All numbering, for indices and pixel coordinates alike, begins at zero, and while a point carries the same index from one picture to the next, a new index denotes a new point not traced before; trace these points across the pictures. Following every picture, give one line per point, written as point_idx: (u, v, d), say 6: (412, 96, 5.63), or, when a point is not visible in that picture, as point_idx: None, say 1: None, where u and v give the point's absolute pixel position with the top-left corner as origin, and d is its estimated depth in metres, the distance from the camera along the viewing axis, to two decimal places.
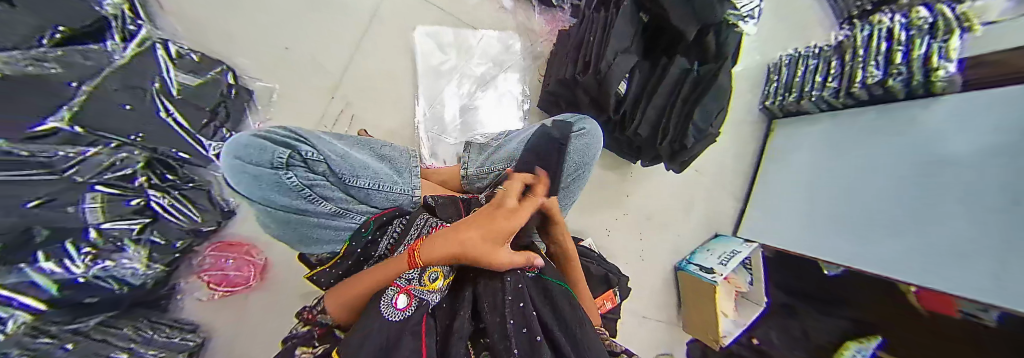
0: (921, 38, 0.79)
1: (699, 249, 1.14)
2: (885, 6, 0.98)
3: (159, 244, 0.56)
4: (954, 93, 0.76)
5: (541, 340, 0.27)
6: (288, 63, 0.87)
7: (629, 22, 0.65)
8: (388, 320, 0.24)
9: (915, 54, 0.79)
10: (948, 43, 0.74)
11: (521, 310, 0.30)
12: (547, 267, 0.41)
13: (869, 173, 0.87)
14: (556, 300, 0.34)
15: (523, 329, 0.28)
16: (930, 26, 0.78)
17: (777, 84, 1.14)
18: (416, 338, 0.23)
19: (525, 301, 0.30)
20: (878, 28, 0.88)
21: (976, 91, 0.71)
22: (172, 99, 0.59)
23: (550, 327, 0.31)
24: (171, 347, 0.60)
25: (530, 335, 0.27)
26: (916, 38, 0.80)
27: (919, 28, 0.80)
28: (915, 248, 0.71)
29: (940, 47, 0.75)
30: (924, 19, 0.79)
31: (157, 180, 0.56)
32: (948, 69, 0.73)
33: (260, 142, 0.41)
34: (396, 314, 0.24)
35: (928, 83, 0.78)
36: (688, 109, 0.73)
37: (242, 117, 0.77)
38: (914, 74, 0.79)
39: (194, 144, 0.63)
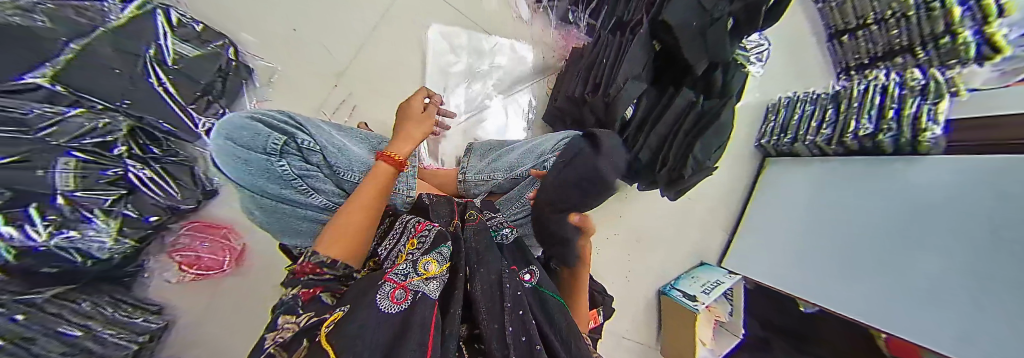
0: (913, 97, 0.86)
1: (684, 275, 1.16)
2: (881, 63, 1.03)
3: (132, 218, 0.53)
4: (937, 154, 0.80)
5: (541, 348, 0.26)
6: (294, 46, 0.85)
7: (643, 49, 0.65)
8: (384, 312, 0.21)
9: (907, 112, 0.85)
10: (936, 106, 0.82)
11: (520, 318, 0.29)
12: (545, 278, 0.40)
13: (852, 219, 0.90)
14: (550, 308, 0.34)
15: (522, 337, 0.27)
16: (922, 88, 0.87)
17: (774, 123, 1.19)
18: (425, 332, 0.20)
19: (524, 308, 0.30)
20: (875, 84, 0.97)
21: (960, 154, 0.74)
22: (167, 68, 0.55)
23: (548, 335, 0.30)
24: (132, 328, 0.56)
25: (528, 344, 0.26)
26: (909, 98, 0.87)
27: (912, 88, 0.88)
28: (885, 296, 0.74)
29: (930, 109, 0.82)
30: (917, 81, 0.88)
31: (138, 151, 0.53)
32: (935, 131, 0.79)
33: (256, 126, 0.42)
34: (390, 306, 0.22)
35: (915, 143, 0.82)
36: (688, 141, 0.73)
37: (237, 92, 0.71)
38: (903, 132, 0.84)
39: (184, 118, 0.59)
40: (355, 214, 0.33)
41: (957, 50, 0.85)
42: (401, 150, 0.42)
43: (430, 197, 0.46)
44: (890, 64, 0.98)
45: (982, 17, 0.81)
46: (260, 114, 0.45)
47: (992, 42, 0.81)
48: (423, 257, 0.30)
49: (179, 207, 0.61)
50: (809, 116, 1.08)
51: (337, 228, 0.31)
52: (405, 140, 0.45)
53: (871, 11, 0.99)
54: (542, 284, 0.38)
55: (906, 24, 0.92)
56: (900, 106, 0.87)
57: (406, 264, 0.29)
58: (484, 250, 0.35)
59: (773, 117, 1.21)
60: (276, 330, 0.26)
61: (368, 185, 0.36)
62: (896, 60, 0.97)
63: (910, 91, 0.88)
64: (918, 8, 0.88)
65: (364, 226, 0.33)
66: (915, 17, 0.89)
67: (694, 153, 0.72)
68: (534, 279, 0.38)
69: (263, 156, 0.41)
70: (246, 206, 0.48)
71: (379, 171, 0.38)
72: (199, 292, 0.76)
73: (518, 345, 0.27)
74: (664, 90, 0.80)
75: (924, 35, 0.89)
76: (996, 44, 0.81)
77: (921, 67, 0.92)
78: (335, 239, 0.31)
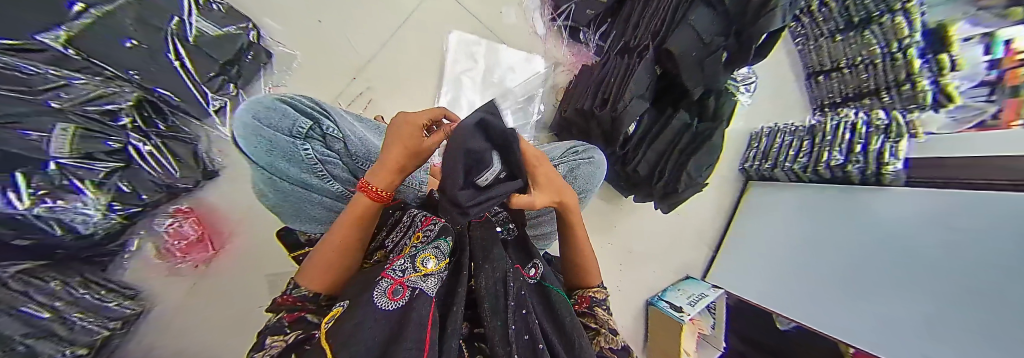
0: (878, 135, 0.97)
1: (670, 288, 1.20)
2: (851, 103, 1.17)
3: (125, 193, 0.50)
4: (899, 186, 0.89)
5: (544, 347, 0.27)
6: (317, 36, 0.86)
7: (648, 72, 0.72)
8: (382, 309, 0.23)
9: (872, 148, 0.95)
10: (898, 144, 0.91)
11: (523, 318, 0.29)
12: (548, 272, 0.41)
13: (823, 241, 0.98)
14: (556, 307, 0.34)
15: (524, 336, 0.28)
16: (885, 128, 0.97)
17: (757, 150, 1.32)
18: (422, 330, 0.21)
19: (526, 308, 0.30)
20: (844, 121, 1.06)
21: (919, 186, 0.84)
22: (187, 44, 0.54)
23: (550, 334, 0.30)
24: (103, 312, 0.52)
25: (531, 342, 0.28)
26: (874, 135, 0.97)
27: (877, 127, 0.98)
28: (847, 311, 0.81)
29: (892, 147, 0.92)
30: (882, 121, 0.98)
31: (142, 124, 0.52)
32: (896, 165, 0.88)
33: (284, 108, 0.41)
34: (389, 303, 0.23)
35: (877, 175, 0.93)
36: (683, 159, 0.83)
37: (253, 76, 0.73)
38: (869, 165, 0.94)
39: (197, 96, 0.59)
40: (330, 250, 0.33)
41: (916, 97, 0.98)
42: (385, 181, 0.31)
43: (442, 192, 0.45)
44: (860, 104, 1.13)
45: (938, 69, 0.94)
46: (287, 96, 0.44)
47: (947, 92, 0.95)
48: (422, 252, 0.30)
49: (175, 186, 0.60)
50: (788, 145, 1.20)
51: (314, 259, 0.34)
52: (387, 166, 0.30)
53: (844, 56, 1.12)
54: (546, 279, 0.39)
55: (872, 70, 1.05)
56: (866, 143, 0.97)
57: (404, 260, 0.29)
58: (492, 245, 0.34)
59: (755, 144, 1.33)
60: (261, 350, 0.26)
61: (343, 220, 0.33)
62: (865, 101, 1.11)
63: (875, 129, 0.98)
64: (883, 57, 1.00)
65: (340, 260, 0.34)
66: (881, 65, 1.02)
67: (688, 169, 0.80)
68: (539, 275, 0.39)
69: (289, 139, 0.41)
70: (258, 187, 0.47)
71: (355, 205, 0.32)
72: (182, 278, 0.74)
73: (521, 344, 0.28)
74: (662, 110, 0.86)
75: (890, 80, 1.02)
76: (950, 94, 0.94)
77: (886, 109, 1.06)
78: (314, 268, 0.34)
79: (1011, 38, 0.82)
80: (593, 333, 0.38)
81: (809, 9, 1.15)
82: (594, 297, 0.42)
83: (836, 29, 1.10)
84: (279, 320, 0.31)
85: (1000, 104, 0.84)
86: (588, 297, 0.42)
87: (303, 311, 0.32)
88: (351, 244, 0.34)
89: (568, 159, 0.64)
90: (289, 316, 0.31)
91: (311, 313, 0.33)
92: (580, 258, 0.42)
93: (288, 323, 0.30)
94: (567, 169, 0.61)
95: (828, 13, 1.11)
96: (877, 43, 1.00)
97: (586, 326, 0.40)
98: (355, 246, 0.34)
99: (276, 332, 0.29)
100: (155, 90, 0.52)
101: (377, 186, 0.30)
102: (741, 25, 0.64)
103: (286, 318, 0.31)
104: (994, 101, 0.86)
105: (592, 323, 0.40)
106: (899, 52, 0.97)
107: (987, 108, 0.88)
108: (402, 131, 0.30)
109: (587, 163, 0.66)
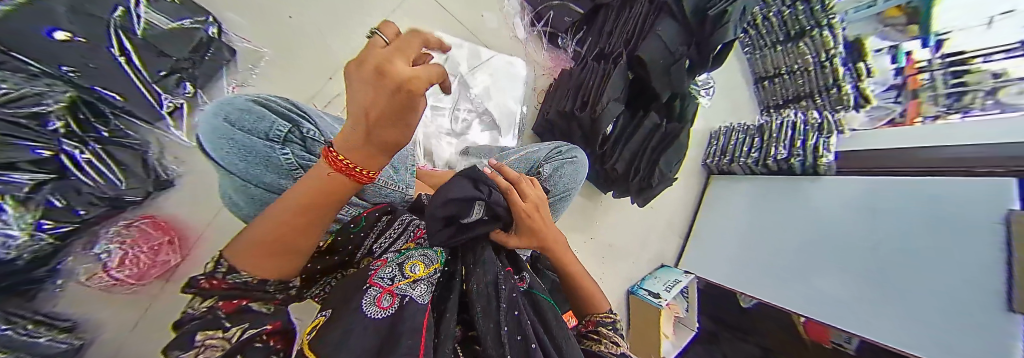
0: (814, 132, 1.11)
1: (648, 277, 1.28)
2: (791, 105, 1.34)
3: (57, 208, 0.42)
4: (831, 175, 1.05)
5: (536, 347, 0.26)
6: (288, 34, 0.81)
7: (622, 77, 0.80)
8: (371, 318, 0.21)
9: (810, 143, 1.09)
10: (830, 140, 1.07)
11: (516, 320, 0.28)
12: (535, 282, 0.40)
13: (777, 227, 1.11)
14: (543, 310, 0.34)
15: (517, 337, 0.27)
16: (819, 126, 1.12)
17: (715, 147, 1.42)
18: (416, 337, 0.20)
19: (520, 309, 0.29)
20: (786, 120, 1.21)
21: (850, 177, 0.99)
22: (134, 39, 0.48)
23: (543, 334, 0.30)
24: (32, 350, 0.43)
25: (524, 342, 0.27)
26: (811, 132, 1.12)
27: (813, 125, 1.14)
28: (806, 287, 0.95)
29: (825, 142, 1.07)
30: (816, 120, 1.14)
31: (77, 128, 0.43)
32: (828, 157, 1.04)
33: (261, 110, 0.36)
34: (378, 312, 0.22)
35: (815, 166, 1.07)
36: (655, 155, 0.91)
37: (215, 74, 0.67)
38: (808, 157, 1.08)
39: (146, 95, 0.52)
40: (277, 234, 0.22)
41: (841, 99, 1.17)
42: (372, 159, 0.20)
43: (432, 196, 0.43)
44: (799, 106, 1.30)
45: (856, 75, 1.15)
46: (261, 98, 0.39)
47: (864, 95, 1.15)
48: (408, 261, 0.31)
49: (123, 198, 0.52)
50: (742, 142, 1.32)
51: (256, 238, 0.22)
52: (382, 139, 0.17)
53: (784, 65, 1.28)
54: (534, 288, 0.38)
55: (806, 76, 1.21)
56: (805, 138, 1.11)
57: (391, 267, 0.29)
58: (483, 250, 0.34)
59: (715, 142, 1.42)
60: (195, 350, 0.21)
61: (310, 202, 0.22)
62: (803, 103, 1.28)
63: (812, 127, 1.13)
64: (815, 65, 1.17)
65: (300, 246, 0.25)
66: (813, 72, 1.19)
67: (661, 165, 0.90)
68: (527, 284, 0.38)
69: (264, 143, 0.35)
70: (228, 196, 0.41)
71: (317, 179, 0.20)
72: (136, 301, 0.66)
73: (514, 344, 0.27)
74: (634, 112, 0.94)
75: (821, 84, 1.19)
76: (866, 97, 1.15)
77: (820, 109, 1.22)
78: (253, 251, 0.23)
79: (911, 51, 1.08)
80: (594, 342, 0.39)
81: (755, 23, 1.26)
82: (601, 320, 0.42)
83: (777, 41, 1.25)
84: (213, 309, 0.23)
85: (905, 105, 1.11)
86: (594, 319, 0.42)
87: (245, 298, 0.24)
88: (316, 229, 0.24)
89: (554, 159, 0.67)
90: (229, 304, 0.23)
91: (257, 300, 0.25)
92: (573, 276, 0.45)
93: (227, 317, 0.23)
94: (553, 169, 0.64)
95: (771, 27, 1.24)
96: (809, 54, 1.17)
97: (589, 341, 0.40)
98: (317, 233, 0.25)
99: (211, 327, 0.22)
100: (97, 90, 0.46)
101: (357, 163, 0.20)
102: (700, 37, 0.76)
103: (224, 306, 0.23)
104: (900, 102, 1.12)
105: (593, 335, 0.40)
106: (826, 61, 1.14)
107: (894, 108, 1.14)
108: (384, 99, 0.12)
109: (571, 162, 0.69)
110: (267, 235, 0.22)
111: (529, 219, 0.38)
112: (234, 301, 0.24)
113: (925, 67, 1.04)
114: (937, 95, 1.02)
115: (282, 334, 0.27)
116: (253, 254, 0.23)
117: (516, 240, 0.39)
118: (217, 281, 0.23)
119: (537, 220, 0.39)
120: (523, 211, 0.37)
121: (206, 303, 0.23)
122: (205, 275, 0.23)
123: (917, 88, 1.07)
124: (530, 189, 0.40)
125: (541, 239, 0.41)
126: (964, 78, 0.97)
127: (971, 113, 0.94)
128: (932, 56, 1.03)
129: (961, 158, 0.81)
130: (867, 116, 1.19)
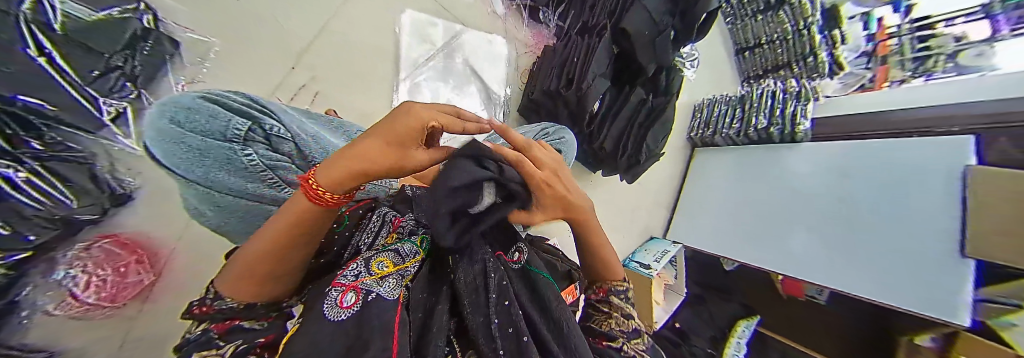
0: (792, 100, 1.14)
1: (638, 250, 1.33)
2: (769, 75, 1.35)
3: (2, 236, 0.37)
4: (806, 141, 1.10)
5: (529, 340, 0.27)
6: (241, 22, 0.73)
7: (606, 54, 0.79)
8: (329, 320, 0.20)
9: (787, 110, 1.12)
10: (806, 106, 1.09)
11: (506, 310, 0.29)
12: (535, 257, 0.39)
13: (756, 194, 1.16)
14: (544, 293, 0.33)
15: (509, 329, 0.28)
16: (797, 93, 1.15)
17: (699, 120, 1.43)
18: (388, 338, 0.20)
19: (509, 299, 0.29)
20: (765, 89, 1.23)
21: (824, 142, 1.05)
22: (53, 35, 0.38)
23: (538, 325, 0.30)
24: None
25: (516, 334, 0.27)
26: (789, 100, 1.15)
27: (791, 93, 1.16)
28: (781, 243, 1.03)
29: (802, 109, 1.10)
30: (794, 87, 1.16)
31: (9, 144, 0.36)
32: (804, 125, 1.08)
33: (212, 107, 0.31)
34: (339, 312, 0.21)
35: (793, 133, 1.11)
36: (642, 132, 0.92)
37: (158, 71, 0.58)
38: (786, 126, 1.11)
39: (86, 104, 0.45)
40: (257, 265, 0.23)
41: (818, 66, 1.18)
42: (352, 186, 0.21)
43: (415, 189, 0.44)
44: (777, 76, 1.32)
45: (831, 42, 1.17)
46: (210, 92, 0.35)
47: (837, 62, 1.17)
48: (375, 258, 0.29)
49: (75, 218, 0.47)
50: (723, 114, 1.33)
51: (238, 270, 0.23)
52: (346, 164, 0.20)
53: (764, 33, 1.28)
54: (530, 262, 0.38)
55: (785, 45, 1.22)
56: (783, 107, 1.14)
57: (357, 264, 0.27)
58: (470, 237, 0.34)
59: (698, 115, 1.43)
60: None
61: (296, 227, 0.22)
62: (781, 73, 1.30)
63: (790, 95, 1.16)
64: (793, 33, 1.18)
65: (285, 272, 0.25)
66: (792, 40, 1.19)
67: (648, 141, 0.91)
68: (522, 260, 0.38)
69: (222, 144, 0.31)
70: (195, 207, 0.38)
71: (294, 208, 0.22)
72: (113, 327, 0.63)
73: (505, 336, 0.27)
74: (621, 88, 0.92)
75: (798, 53, 1.20)
76: (839, 64, 1.16)
77: (796, 78, 1.24)
78: (234, 281, 0.23)
79: (882, 16, 1.13)
80: (605, 316, 0.41)
81: None
82: (615, 288, 0.44)
83: (757, 10, 1.26)
84: (205, 334, 0.22)
85: (874, 71, 1.16)
86: (606, 287, 0.45)
87: (237, 318, 0.24)
88: (301, 255, 0.25)
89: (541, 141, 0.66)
90: (220, 325, 0.23)
91: (247, 318, 0.25)
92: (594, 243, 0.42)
93: (220, 337, 0.22)
94: None
95: None
96: (788, 22, 1.17)
97: (600, 309, 0.43)
98: (300, 255, 0.25)
99: (207, 348, 0.21)
100: (19, 99, 0.35)
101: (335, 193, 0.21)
102: (686, 6, 0.75)
103: (215, 329, 0.22)
104: (870, 68, 1.17)
105: (605, 306, 0.43)
106: (804, 29, 1.15)
107: (864, 74, 1.18)
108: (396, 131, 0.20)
109: (561, 144, 0.68)
110: (251, 264, 0.22)
111: (552, 189, 0.29)
112: (225, 322, 0.23)
113: (895, 33, 1.09)
114: (903, 60, 1.07)
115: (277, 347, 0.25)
116: (234, 282, 0.23)
117: (538, 216, 0.32)
118: (205, 307, 0.22)
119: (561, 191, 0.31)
120: (540, 181, 0.28)
121: (200, 327, 0.22)
122: (197, 302, 0.23)
123: (886, 55, 1.12)
124: (544, 153, 0.30)
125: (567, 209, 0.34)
126: (928, 43, 1.02)
127: (934, 77, 1.01)
128: (901, 21, 1.08)
129: (934, 118, 0.85)
130: (840, 83, 1.24)
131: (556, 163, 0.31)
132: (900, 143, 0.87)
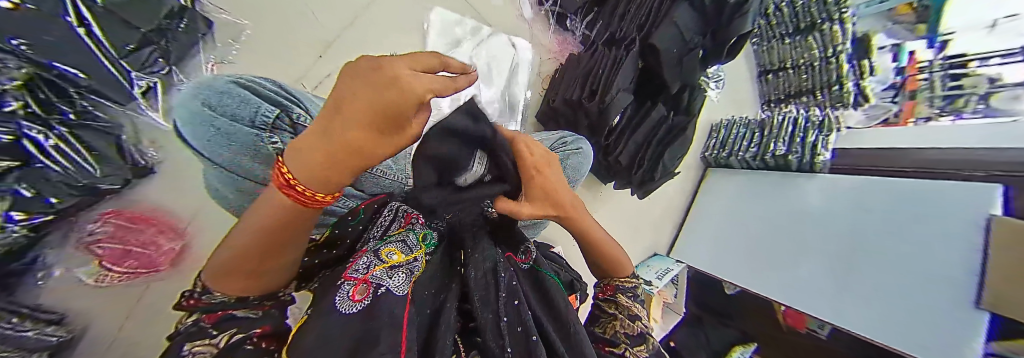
0: (813, 129, 1.12)
1: (640, 264, 1.33)
2: (793, 100, 1.33)
3: (27, 198, 0.38)
4: (824, 173, 1.08)
5: (536, 340, 0.27)
6: (270, 5, 0.73)
7: (633, 67, 0.78)
8: (340, 311, 0.20)
9: (808, 140, 1.10)
10: (828, 137, 1.07)
11: (516, 309, 0.28)
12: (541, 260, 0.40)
13: (766, 221, 1.15)
14: (551, 295, 0.34)
15: (517, 328, 0.28)
16: (819, 123, 1.12)
17: (715, 140, 1.41)
18: (396, 331, 0.20)
19: (519, 298, 0.29)
20: (788, 116, 1.21)
21: (842, 175, 1.03)
22: (94, 7, 0.37)
23: (543, 323, 0.30)
24: (22, 344, 0.42)
25: (524, 333, 0.27)
26: (811, 129, 1.13)
27: (814, 122, 1.14)
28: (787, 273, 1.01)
29: (823, 139, 1.08)
30: (818, 117, 1.14)
31: (39, 109, 0.37)
32: (824, 155, 1.06)
33: (244, 93, 0.32)
34: (350, 306, 0.21)
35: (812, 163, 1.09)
36: (659, 149, 0.91)
37: (190, 50, 0.57)
38: (805, 155, 1.10)
39: (121, 80, 0.45)
40: (235, 255, 0.22)
41: (841, 96, 1.16)
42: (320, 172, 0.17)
43: None
44: (800, 101, 1.29)
45: (859, 73, 1.14)
46: (241, 78, 0.35)
47: (864, 94, 1.15)
48: (384, 247, 0.30)
49: (98, 187, 0.48)
50: (742, 136, 1.31)
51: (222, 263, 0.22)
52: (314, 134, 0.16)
53: (789, 59, 1.26)
54: (539, 265, 0.38)
55: (811, 72, 1.20)
56: (804, 136, 1.12)
57: (368, 257, 0.28)
58: (480, 238, 0.35)
59: (715, 135, 1.42)
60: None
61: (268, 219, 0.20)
62: (804, 99, 1.27)
63: (812, 124, 1.14)
64: (821, 60, 1.15)
65: (268, 267, 0.24)
66: (819, 68, 1.17)
67: (665, 158, 0.90)
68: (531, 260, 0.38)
69: (251, 130, 0.31)
70: (217, 191, 0.38)
71: (266, 199, 0.19)
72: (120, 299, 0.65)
73: (514, 335, 0.27)
74: (641, 103, 0.91)
75: (824, 81, 1.17)
76: (865, 95, 1.15)
77: (820, 106, 1.21)
78: (216, 276, 0.23)
79: (913, 50, 1.11)
80: (610, 319, 0.41)
81: (766, 13, 1.21)
82: (620, 285, 0.45)
83: (785, 33, 1.22)
84: (196, 323, 0.22)
85: (900, 105, 1.15)
86: (613, 285, 0.46)
87: (229, 309, 0.24)
88: (281, 250, 0.23)
89: (559, 150, 0.65)
90: (210, 316, 0.23)
91: (241, 308, 0.25)
92: (598, 244, 0.45)
93: (213, 326, 0.22)
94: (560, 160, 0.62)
95: (782, 17, 1.19)
96: (817, 49, 1.14)
97: (607, 310, 0.43)
98: (281, 250, 0.23)
99: (200, 338, 0.21)
100: (56, 67, 0.36)
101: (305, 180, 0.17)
102: (717, 26, 0.74)
103: (207, 319, 0.22)
104: (896, 102, 1.16)
105: (614, 308, 0.42)
106: (833, 57, 1.12)
107: (891, 108, 1.18)
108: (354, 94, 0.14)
109: (577, 154, 0.68)
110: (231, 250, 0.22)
111: (540, 176, 0.37)
112: (217, 312, 0.23)
113: (925, 68, 1.08)
114: (933, 97, 1.06)
115: (277, 336, 0.25)
116: (221, 273, 0.23)
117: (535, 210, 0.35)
118: (196, 300, 0.23)
119: (549, 179, 0.38)
120: (532, 166, 0.37)
121: (192, 317, 0.23)
122: (188, 294, 0.24)
123: (914, 90, 1.11)
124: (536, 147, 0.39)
125: (555, 204, 0.38)
126: (961, 81, 1.00)
127: (963, 117, 0.99)
128: (935, 57, 1.06)
129: (961, 161, 0.83)
130: (863, 115, 1.23)
131: (547, 154, 0.40)
132: (924, 184, 0.85)
